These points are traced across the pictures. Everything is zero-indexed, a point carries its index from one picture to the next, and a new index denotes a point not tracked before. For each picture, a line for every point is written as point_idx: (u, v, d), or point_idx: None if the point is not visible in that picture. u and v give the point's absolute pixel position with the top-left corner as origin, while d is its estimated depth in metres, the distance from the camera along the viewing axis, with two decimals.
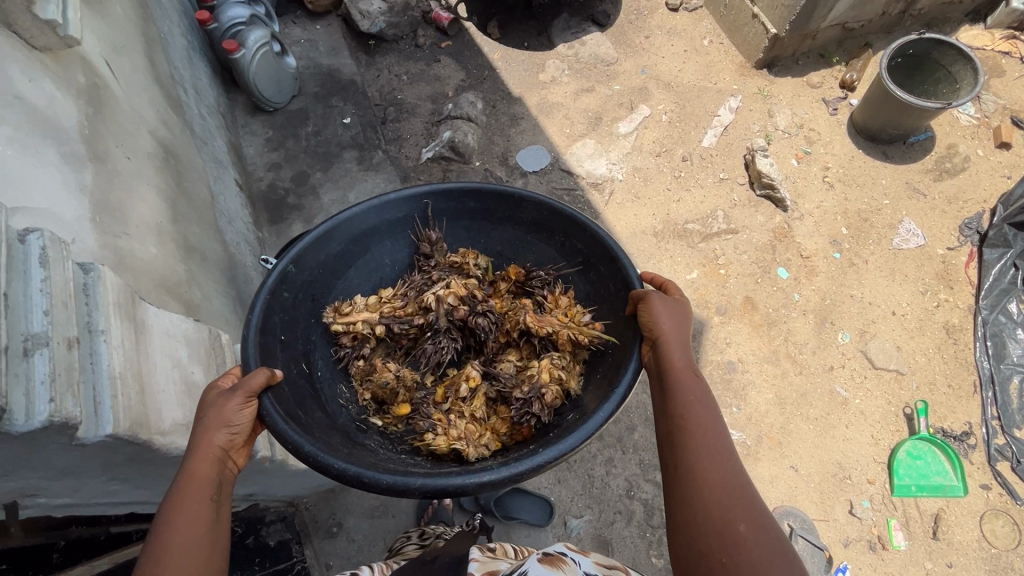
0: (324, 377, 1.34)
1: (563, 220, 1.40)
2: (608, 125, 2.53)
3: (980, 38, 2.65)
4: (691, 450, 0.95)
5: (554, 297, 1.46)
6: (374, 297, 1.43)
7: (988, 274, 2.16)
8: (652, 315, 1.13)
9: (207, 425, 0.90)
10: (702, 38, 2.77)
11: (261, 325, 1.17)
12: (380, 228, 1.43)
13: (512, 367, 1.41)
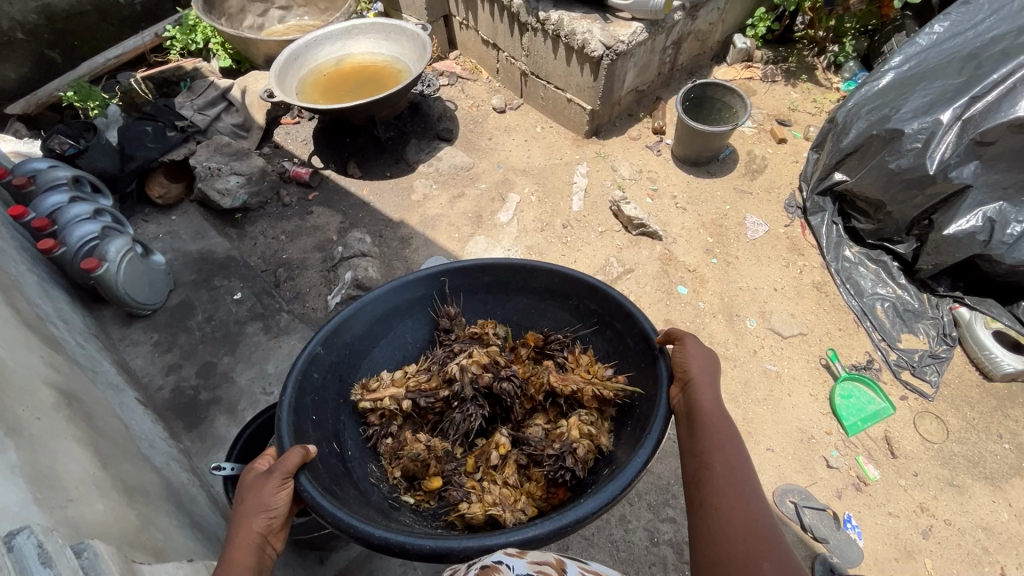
0: (354, 456, 1.57)
1: (577, 286, 1.71)
2: (489, 219, 2.78)
3: (729, 73, 3.44)
4: (710, 479, 1.20)
5: (574, 357, 1.72)
6: (400, 374, 1.68)
7: (821, 234, 2.69)
8: (684, 358, 1.43)
9: (251, 501, 1.13)
10: (535, 127, 3.22)
11: (294, 406, 1.41)
12: (401, 307, 1.74)
13: (540, 430, 1.60)
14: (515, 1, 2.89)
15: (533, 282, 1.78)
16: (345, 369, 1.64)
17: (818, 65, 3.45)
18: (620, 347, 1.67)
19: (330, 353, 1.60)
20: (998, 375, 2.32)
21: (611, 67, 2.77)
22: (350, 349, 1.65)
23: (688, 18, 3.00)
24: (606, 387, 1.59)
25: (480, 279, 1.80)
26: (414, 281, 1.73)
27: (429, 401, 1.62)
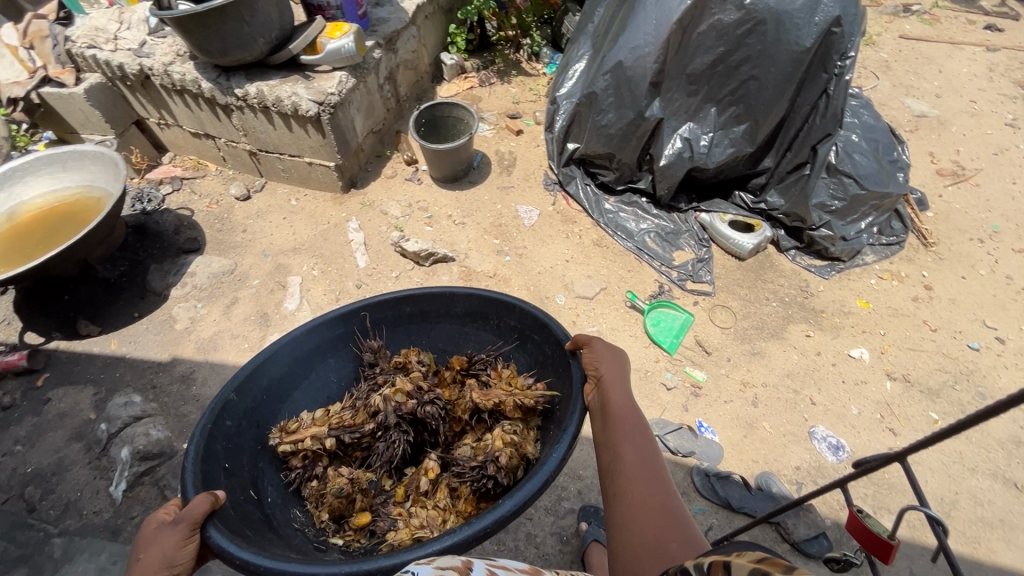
0: (274, 503, 1.50)
1: (493, 304, 1.68)
2: (277, 313, 2.53)
3: (451, 88, 3.63)
4: (624, 476, 1.20)
5: (496, 372, 1.69)
6: (320, 412, 1.61)
7: (582, 199, 2.99)
8: (595, 356, 1.41)
9: (150, 566, 1.03)
10: (289, 201, 3.03)
11: (203, 453, 1.32)
12: (320, 347, 1.66)
13: (466, 451, 1.58)
14: (204, 86, 2.66)
15: (453, 307, 1.73)
16: (264, 413, 1.55)
17: (522, 58, 3.84)
18: (541, 357, 1.65)
19: (244, 401, 1.48)
20: (745, 254, 2.83)
21: (334, 120, 2.70)
22: (269, 392, 1.55)
23: (389, 52, 3.07)
24: (524, 394, 1.58)
25: (399, 311, 1.73)
26: (329, 319, 1.64)
27: (354, 438, 1.55)
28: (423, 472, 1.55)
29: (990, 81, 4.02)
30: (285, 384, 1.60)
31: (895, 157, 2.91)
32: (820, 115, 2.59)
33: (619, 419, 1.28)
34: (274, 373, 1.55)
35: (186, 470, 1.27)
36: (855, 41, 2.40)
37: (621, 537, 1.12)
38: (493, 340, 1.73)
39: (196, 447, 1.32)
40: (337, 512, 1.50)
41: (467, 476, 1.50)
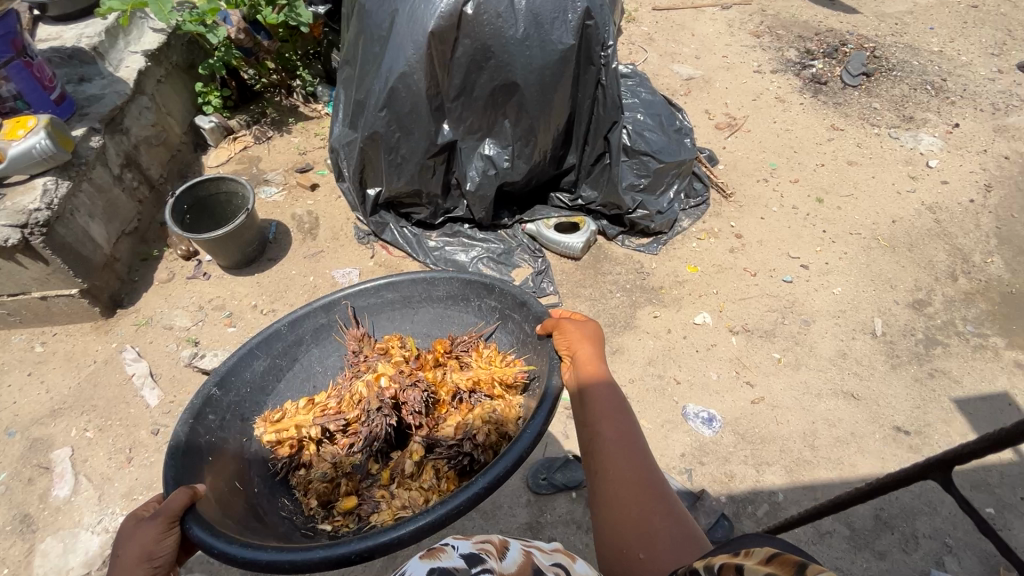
0: (263, 492, 1.49)
1: (474, 287, 1.70)
2: (45, 506, 1.91)
3: (221, 154, 3.13)
4: (605, 453, 1.16)
5: (477, 351, 1.73)
6: (304, 402, 1.61)
7: (403, 244, 2.74)
8: (567, 337, 1.41)
9: (125, 564, 1.04)
10: (32, 349, 2.34)
11: (188, 444, 1.32)
12: (304, 338, 1.66)
13: (449, 431, 1.63)
14: None
15: (434, 292, 1.74)
16: (247, 408, 1.53)
17: (297, 102, 3.45)
18: (521, 337, 1.67)
19: (228, 398, 1.49)
20: (578, 253, 2.82)
21: (54, 241, 2.13)
22: (252, 387, 1.55)
23: (116, 136, 2.52)
24: (505, 371, 1.66)
25: (380, 298, 1.72)
26: (311, 309, 1.64)
27: (341, 421, 1.60)
28: (408, 455, 1.59)
29: (733, 36, 4.54)
30: (268, 378, 1.59)
31: (678, 123, 3.08)
32: (602, 104, 2.65)
33: (595, 391, 1.28)
34: (257, 366, 1.55)
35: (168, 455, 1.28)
36: (610, 31, 2.47)
37: (606, 517, 1.09)
38: (473, 322, 1.76)
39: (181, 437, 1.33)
40: (325, 498, 1.54)
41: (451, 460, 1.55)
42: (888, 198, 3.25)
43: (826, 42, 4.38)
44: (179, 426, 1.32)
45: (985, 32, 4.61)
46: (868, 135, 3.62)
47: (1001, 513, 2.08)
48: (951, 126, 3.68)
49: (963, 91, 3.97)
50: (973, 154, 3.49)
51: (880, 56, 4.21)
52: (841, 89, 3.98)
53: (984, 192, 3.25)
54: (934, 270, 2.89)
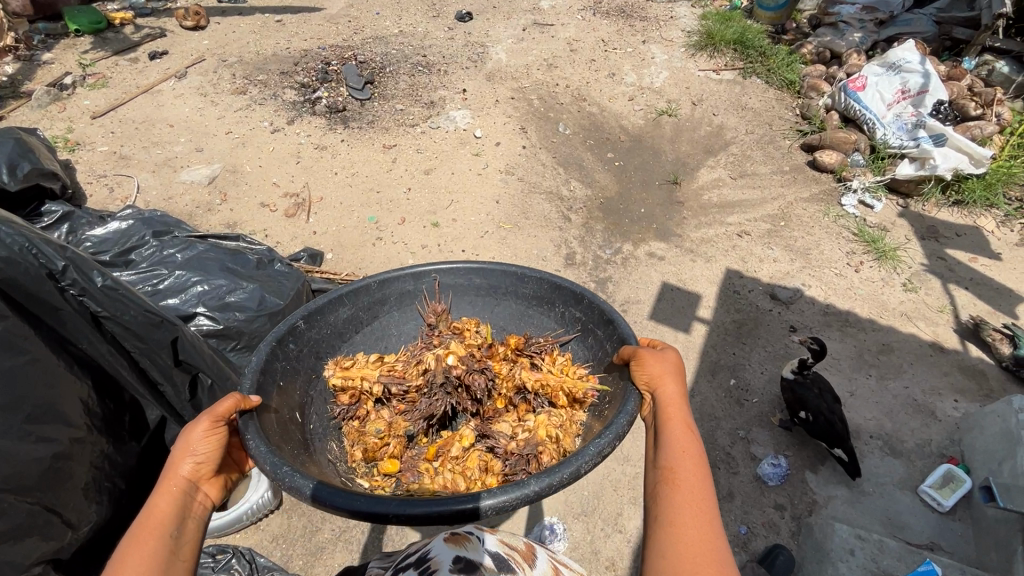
0: (317, 430, 1.56)
1: (562, 293, 1.67)
2: None
3: None
4: (674, 486, 1.05)
5: (550, 357, 1.71)
6: (375, 360, 1.69)
7: None
8: (649, 365, 1.28)
9: (182, 448, 1.04)
10: None
11: (260, 369, 1.42)
12: (389, 298, 1.76)
13: (505, 432, 1.61)
14: None
15: (523, 284, 1.78)
16: (322, 346, 1.64)
17: None
18: (599, 354, 1.64)
19: (309, 333, 1.58)
20: (275, 499, 2.06)
21: None
22: (332, 331, 1.65)
23: None
24: (574, 386, 1.60)
25: (468, 277, 1.79)
26: (400, 274, 1.73)
27: (401, 387, 1.66)
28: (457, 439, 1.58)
29: (218, 105, 3.79)
30: (348, 327, 1.69)
31: (253, 258, 2.34)
32: (133, 335, 1.65)
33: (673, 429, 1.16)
34: (341, 311, 1.67)
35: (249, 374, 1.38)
36: (44, 252, 1.45)
37: (662, 541, 0.98)
38: (557, 327, 1.74)
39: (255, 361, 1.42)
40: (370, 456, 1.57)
41: (500, 455, 1.54)
42: (476, 184, 3.31)
43: (312, 67, 4.08)
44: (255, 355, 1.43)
45: (418, 2, 5.11)
46: (417, 137, 3.60)
47: (739, 377, 2.45)
48: (462, 94, 3.96)
49: (445, 58, 4.31)
50: (495, 107, 3.86)
51: (366, 60, 4.17)
52: (361, 106, 3.80)
53: (526, 134, 3.65)
54: (553, 221, 3.13)
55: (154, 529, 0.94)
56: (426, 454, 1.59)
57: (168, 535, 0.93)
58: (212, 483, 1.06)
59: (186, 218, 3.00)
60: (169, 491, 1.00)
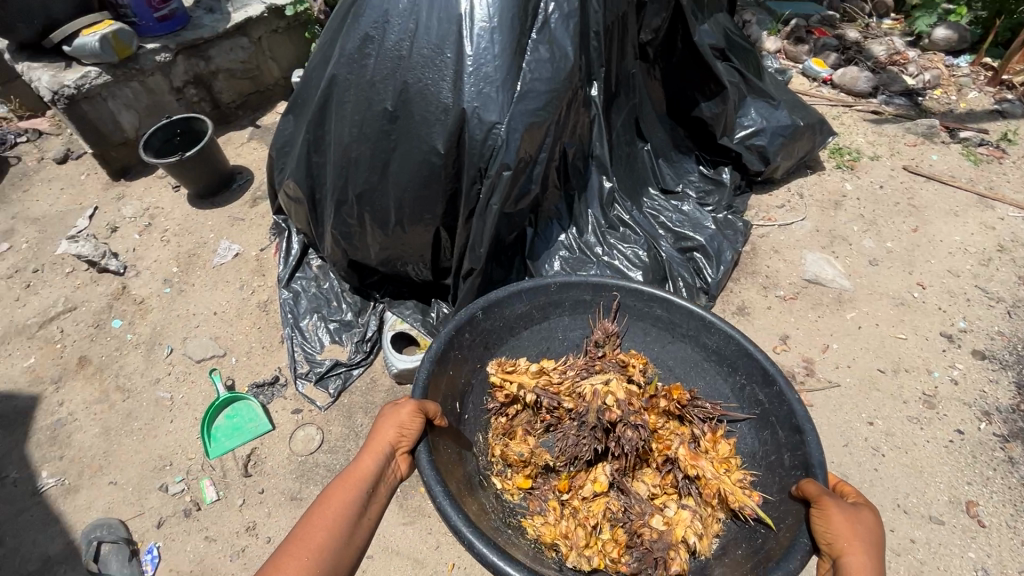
0: (466, 417, 2.10)
1: (752, 365, 2.01)
2: None
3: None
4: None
5: (709, 437, 1.97)
6: (537, 369, 2.14)
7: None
8: (838, 529, 1.48)
9: (386, 423, 1.67)
10: None
11: (433, 358, 1.98)
12: (552, 300, 2.28)
13: (642, 492, 1.88)
14: None
15: (705, 339, 2.15)
16: (490, 338, 2.20)
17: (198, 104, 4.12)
18: (767, 443, 1.94)
19: (484, 323, 2.15)
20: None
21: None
22: (504, 325, 2.21)
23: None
24: (734, 492, 1.77)
25: (648, 308, 2.26)
26: (577, 286, 2.24)
27: (553, 403, 2.03)
28: (597, 486, 1.88)
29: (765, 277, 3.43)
30: (519, 321, 2.27)
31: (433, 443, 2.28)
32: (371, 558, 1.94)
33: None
34: (514, 306, 2.20)
35: (425, 366, 1.93)
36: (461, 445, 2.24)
37: None
38: (731, 400, 2.08)
39: (438, 344, 2.00)
40: (511, 468, 2.02)
41: (626, 509, 1.83)
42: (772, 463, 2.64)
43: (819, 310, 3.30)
44: (443, 332, 2.04)
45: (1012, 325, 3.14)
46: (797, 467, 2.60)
47: None
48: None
49: None
50: (963, 366, 2.95)
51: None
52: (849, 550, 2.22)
53: (879, 384, 2.89)
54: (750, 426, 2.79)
55: (356, 481, 1.57)
56: (560, 488, 1.94)
57: (364, 487, 1.56)
58: (401, 458, 1.70)
59: (217, 241, 3.57)
60: (378, 449, 1.64)
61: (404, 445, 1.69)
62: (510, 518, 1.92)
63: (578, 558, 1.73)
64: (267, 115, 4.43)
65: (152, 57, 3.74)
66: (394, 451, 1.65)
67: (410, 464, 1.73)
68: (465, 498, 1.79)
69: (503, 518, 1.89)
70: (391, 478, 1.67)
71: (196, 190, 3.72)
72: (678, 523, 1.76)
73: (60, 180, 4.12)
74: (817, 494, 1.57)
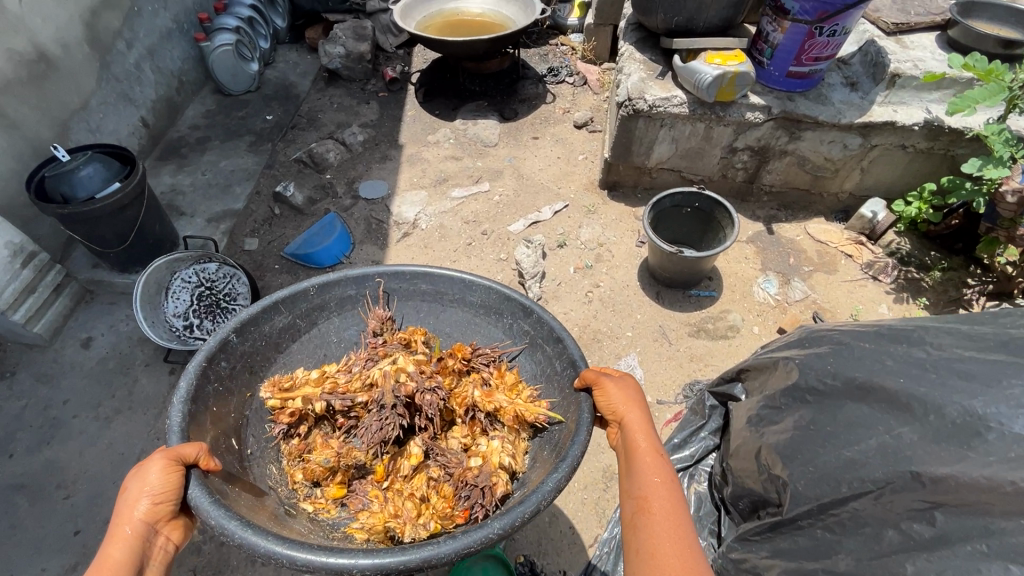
0: (254, 455, 1.65)
1: (513, 307, 1.84)
2: (181, 395, 2.79)
3: (457, 179, 3.72)
4: (648, 493, 1.36)
5: (497, 377, 1.82)
6: (316, 375, 1.73)
7: None
8: (614, 400, 1.54)
9: (131, 497, 1.23)
10: (289, 265, 3.32)
11: (190, 395, 1.48)
12: (328, 304, 1.84)
13: (455, 443, 1.73)
14: (299, 198, 3.53)
15: (469, 297, 1.90)
16: (257, 361, 1.69)
17: (737, 170, 3.23)
18: (545, 368, 1.81)
19: (241, 346, 1.65)
20: None
21: (389, 215, 3.53)
22: (268, 341, 1.73)
23: (441, 192, 3.64)
24: (528, 408, 1.70)
25: (413, 287, 1.92)
26: (342, 283, 1.82)
27: (346, 403, 1.69)
28: (408, 459, 1.66)
29: None
30: (284, 337, 1.76)
31: None
32: None
33: (644, 460, 1.44)
34: (275, 321, 1.74)
35: (173, 412, 1.41)
36: None
37: (640, 528, 1.29)
38: (503, 340, 1.88)
39: (196, 367, 1.52)
40: (314, 479, 1.66)
41: (449, 467, 1.66)
42: None
43: None
44: (186, 373, 1.50)
45: None
46: None
47: None
48: None
49: None
50: None
51: None
52: None
53: None
54: None
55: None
56: (375, 477, 1.67)
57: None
58: (171, 526, 1.28)
59: (628, 346, 2.85)
60: (128, 529, 1.21)
61: (170, 512, 1.27)
62: (332, 532, 1.55)
63: (412, 532, 1.52)
64: (790, 222, 3.30)
65: (746, 112, 2.88)
66: (151, 527, 1.23)
67: (191, 520, 1.33)
68: (262, 513, 1.41)
69: (320, 535, 1.52)
70: (162, 557, 1.26)
71: (656, 271, 3.02)
72: (489, 452, 1.64)
73: (564, 148, 3.96)
74: (592, 377, 1.57)
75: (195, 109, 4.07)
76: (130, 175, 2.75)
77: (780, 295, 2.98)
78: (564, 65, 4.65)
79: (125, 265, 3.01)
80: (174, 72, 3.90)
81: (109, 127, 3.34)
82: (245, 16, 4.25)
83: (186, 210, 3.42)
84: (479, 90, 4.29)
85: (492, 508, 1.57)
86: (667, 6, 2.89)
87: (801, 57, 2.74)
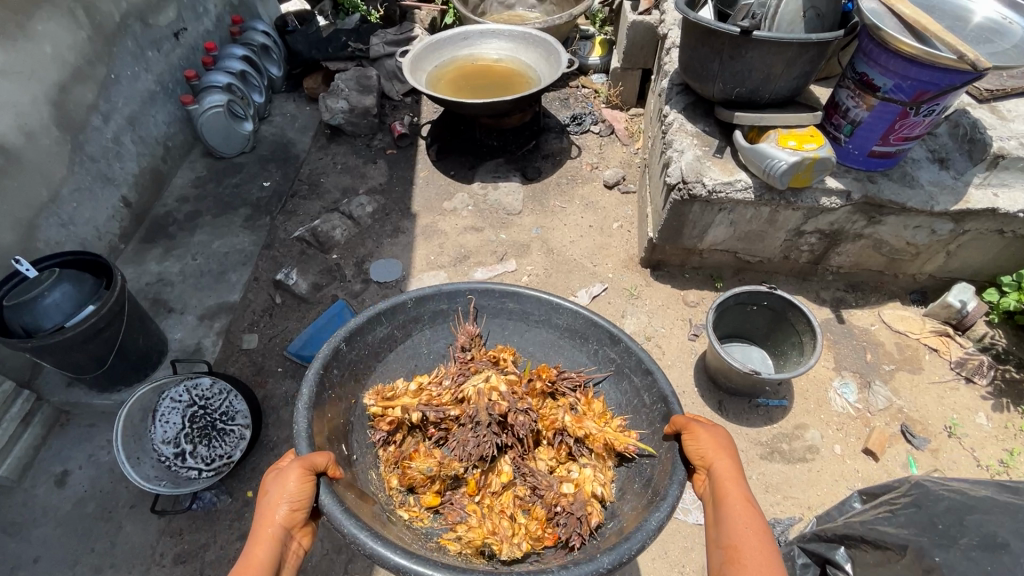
0: (359, 453, 1.84)
1: (600, 332, 1.99)
2: (170, 546, 2.38)
3: (480, 256, 3.31)
4: (740, 532, 1.50)
5: (584, 402, 1.95)
6: (413, 389, 1.94)
7: None
8: (702, 446, 1.62)
9: (269, 502, 1.52)
10: (294, 369, 2.91)
11: (312, 399, 1.71)
12: (422, 317, 2.06)
13: (543, 465, 1.85)
14: (303, 287, 3.12)
15: (556, 319, 2.06)
16: (361, 369, 1.91)
17: (801, 251, 2.85)
18: (630, 398, 1.93)
19: (349, 354, 1.88)
20: None
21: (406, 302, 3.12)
22: (371, 350, 1.95)
23: (463, 273, 3.23)
24: (617, 437, 1.81)
25: (501, 304, 2.09)
26: (436, 297, 2.02)
27: (438, 416, 1.86)
28: (497, 474, 1.81)
29: None
30: (383, 346, 1.99)
31: None
32: None
33: (730, 506, 1.55)
34: (377, 331, 1.96)
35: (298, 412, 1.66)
36: None
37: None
38: (590, 364, 2.03)
39: (313, 376, 1.74)
40: (412, 486, 1.80)
41: (533, 485, 1.80)
42: None
43: None
44: (307, 377, 1.73)
45: None
46: None
47: None
48: None
49: None
50: None
51: None
52: None
53: None
54: None
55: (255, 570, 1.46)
56: (467, 489, 1.82)
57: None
58: (301, 532, 1.58)
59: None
60: (269, 531, 1.51)
61: (302, 516, 1.56)
62: (428, 541, 1.71)
63: (508, 550, 1.65)
64: (862, 308, 2.91)
65: (821, 198, 2.49)
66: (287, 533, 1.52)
67: (315, 526, 1.64)
68: (383, 523, 1.62)
69: (421, 544, 1.67)
70: (294, 557, 1.57)
71: (718, 375, 2.62)
72: (583, 479, 1.78)
73: (596, 213, 3.56)
74: (683, 423, 1.65)
75: (184, 177, 3.67)
76: (107, 290, 2.35)
77: (861, 405, 2.59)
78: (588, 112, 4.25)
79: (104, 384, 2.60)
80: (159, 139, 3.49)
81: (85, 215, 2.94)
82: (236, 69, 3.83)
83: (175, 305, 3.01)
84: (498, 145, 3.84)
85: (585, 541, 1.68)
86: (727, 76, 2.49)
87: (889, 135, 2.35)
